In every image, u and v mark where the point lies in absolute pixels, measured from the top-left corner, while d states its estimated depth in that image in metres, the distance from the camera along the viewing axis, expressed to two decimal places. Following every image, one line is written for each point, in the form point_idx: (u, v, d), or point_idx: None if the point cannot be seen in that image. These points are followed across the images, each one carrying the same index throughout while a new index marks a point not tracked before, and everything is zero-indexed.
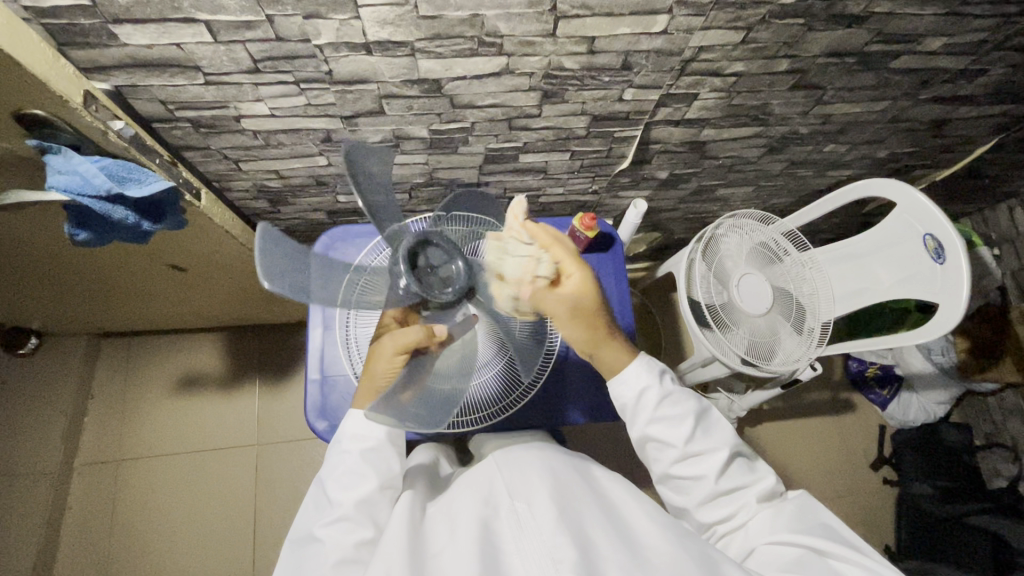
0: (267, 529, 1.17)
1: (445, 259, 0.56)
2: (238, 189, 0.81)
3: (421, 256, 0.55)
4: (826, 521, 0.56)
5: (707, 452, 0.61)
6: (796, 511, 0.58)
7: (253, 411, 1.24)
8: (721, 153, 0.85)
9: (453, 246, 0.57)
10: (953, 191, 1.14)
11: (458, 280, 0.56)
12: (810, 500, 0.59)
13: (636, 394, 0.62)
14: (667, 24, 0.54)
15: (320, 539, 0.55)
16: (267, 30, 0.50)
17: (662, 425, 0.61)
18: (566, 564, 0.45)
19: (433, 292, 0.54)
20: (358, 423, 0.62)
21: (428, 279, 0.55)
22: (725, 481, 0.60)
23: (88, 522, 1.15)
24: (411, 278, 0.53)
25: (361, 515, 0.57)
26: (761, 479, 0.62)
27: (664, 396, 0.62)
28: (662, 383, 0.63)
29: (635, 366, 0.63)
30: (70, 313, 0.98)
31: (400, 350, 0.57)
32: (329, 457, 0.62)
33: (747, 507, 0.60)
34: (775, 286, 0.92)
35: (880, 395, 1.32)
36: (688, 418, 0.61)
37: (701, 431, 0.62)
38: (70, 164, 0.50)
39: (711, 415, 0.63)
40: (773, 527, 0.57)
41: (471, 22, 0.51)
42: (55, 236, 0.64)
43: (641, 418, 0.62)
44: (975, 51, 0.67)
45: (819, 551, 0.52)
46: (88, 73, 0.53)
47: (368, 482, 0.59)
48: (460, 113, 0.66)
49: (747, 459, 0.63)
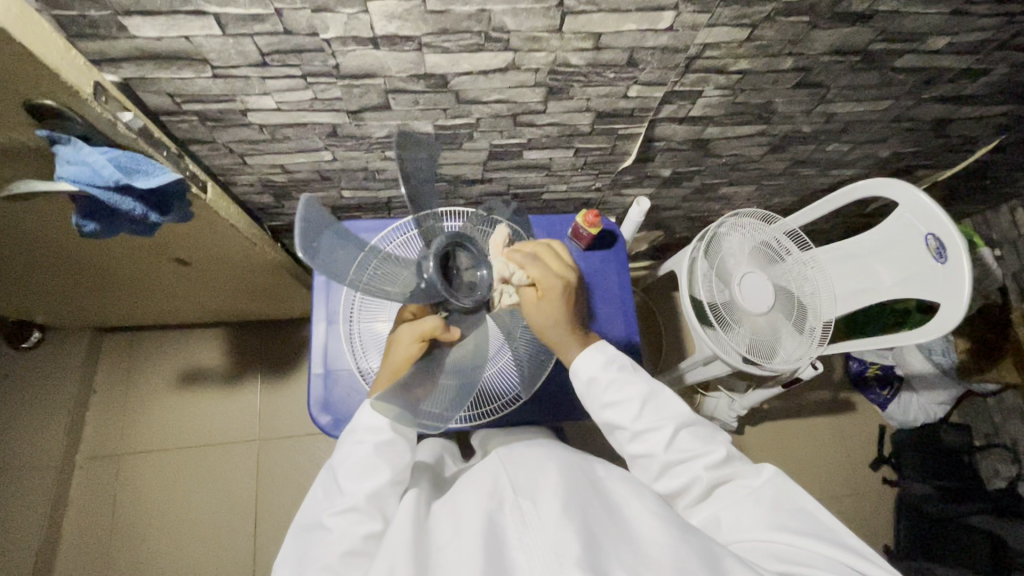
0: (269, 524, 1.17)
1: (473, 265, 0.58)
2: (243, 184, 0.81)
3: (450, 258, 0.58)
4: (805, 507, 0.55)
5: (654, 429, 0.60)
6: (771, 498, 0.56)
7: (254, 406, 1.25)
8: (724, 151, 0.86)
9: (482, 254, 0.59)
10: (955, 191, 1.15)
11: (483, 283, 0.58)
12: (786, 482, 0.58)
13: (583, 382, 0.63)
14: (673, 21, 0.55)
15: (328, 527, 0.55)
16: (276, 24, 0.50)
17: (611, 409, 0.62)
18: (569, 558, 0.45)
19: (459, 294, 0.56)
20: (373, 415, 0.63)
21: (456, 281, 0.57)
22: (675, 452, 0.60)
23: (88, 517, 1.15)
24: (438, 275, 0.55)
25: (371, 507, 0.57)
26: (714, 448, 0.61)
27: (609, 381, 0.62)
28: (608, 367, 0.63)
29: (588, 355, 0.63)
30: (74, 307, 0.98)
31: (419, 338, 0.59)
32: (342, 446, 0.62)
33: (702, 481, 0.59)
34: (776, 285, 0.92)
35: (880, 395, 1.31)
36: (634, 400, 0.61)
37: (648, 408, 0.61)
38: (80, 155, 0.50)
39: (659, 392, 0.63)
40: (752, 516, 0.56)
41: (478, 17, 0.51)
42: (62, 227, 0.64)
43: (593, 404, 0.63)
44: (978, 51, 0.67)
45: (808, 544, 0.50)
46: (98, 65, 0.54)
47: (380, 474, 0.59)
48: (465, 109, 0.66)
49: (702, 429, 0.62)
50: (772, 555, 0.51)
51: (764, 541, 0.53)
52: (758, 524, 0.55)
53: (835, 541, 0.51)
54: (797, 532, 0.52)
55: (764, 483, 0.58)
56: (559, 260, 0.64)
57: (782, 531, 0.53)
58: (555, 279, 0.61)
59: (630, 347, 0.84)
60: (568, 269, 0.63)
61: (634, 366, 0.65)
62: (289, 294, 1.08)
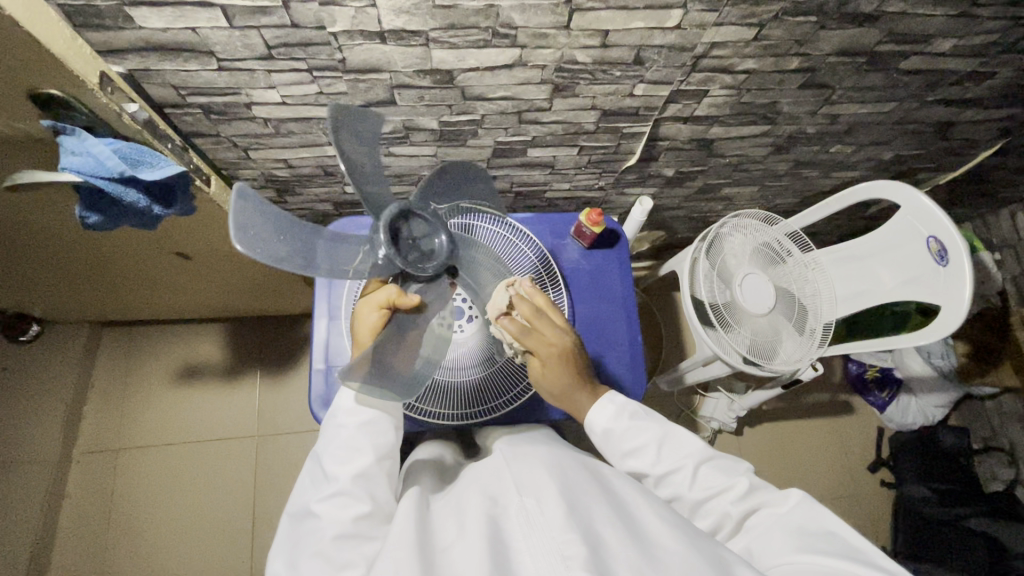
0: (268, 520, 1.17)
1: (428, 231, 0.56)
2: (246, 178, 0.81)
3: (403, 226, 0.54)
4: (834, 530, 0.53)
5: (675, 472, 0.62)
6: (800, 524, 0.55)
7: (253, 401, 1.24)
8: (728, 151, 0.86)
9: (436, 218, 0.57)
10: (958, 195, 1.15)
11: (442, 253, 0.56)
12: (813, 505, 0.56)
13: (599, 435, 0.65)
14: (681, 19, 0.55)
15: (318, 513, 0.55)
16: (282, 16, 0.50)
17: (631, 458, 0.64)
18: (576, 560, 0.45)
19: (415, 265, 0.54)
20: (353, 397, 0.63)
21: (411, 252, 0.54)
22: (699, 491, 0.61)
23: (84, 511, 1.14)
24: (393, 249, 0.52)
25: (357, 490, 0.57)
26: (737, 478, 0.61)
27: (624, 429, 0.64)
28: (621, 417, 0.65)
29: (600, 408, 0.65)
30: (74, 299, 0.98)
31: (379, 306, 0.57)
32: (324, 432, 0.62)
33: (730, 516, 0.59)
34: (778, 286, 0.92)
35: (879, 397, 1.30)
36: (650, 445, 0.63)
37: (665, 450, 0.63)
38: (84, 145, 0.50)
39: (674, 431, 0.65)
40: (780, 542, 0.55)
41: (486, 12, 0.51)
42: (65, 219, 0.64)
43: (613, 455, 0.65)
44: (983, 54, 0.67)
45: (838, 566, 0.49)
46: (104, 56, 0.53)
47: (364, 457, 0.59)
48: (470, 105, 0.66)
49: (722, 461, 0.63)
50: None
51: (793, 565, 0.52)
52: (787, 548, 0.54)
53: (864, 561, 0.49)
54: (825, 554, 0.51)
55: (790, 510, 0.57)
56: (552, 323, 0.64)
57: (809, 555, 0.52)
58: (548, 344, 0.62)
59: (632, 345, 0.84)
60: (562, 332, 0.64)
61: (645, 409, 0.66)
62: (290, 289, 1.08)
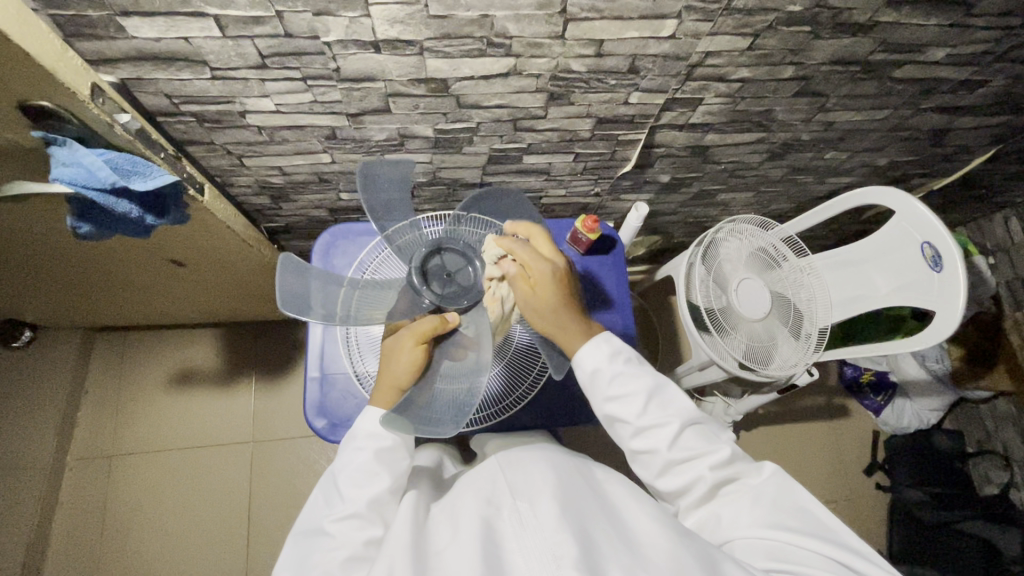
0: (262, 524, 1.17)
1: (460, 263, 0.63)
2: (241, 185, 0.81)
3: (438, 258, 0.62)
4: (804, 504, 0.56)
5: (659, 425, 0.60)
6: (772, 494, 0.57)
7: (249, 406, 1.24)
8: (724, 158, 0.86)
9: (470, 251, 0.63)
10: (953, 199, 1.15)
11: (473, 289, 0.61)
12: (786, 478, 0.58)
13: (586, 374, 0.62)
14: (675, 29, 0.55)
15: (330, 533, 0.54)
16: (276, 26, 0.50)
17: (615, 403, 0.61)
18: (567, 560, 0.45)
19: (428, 282, 0.61)
20: (376, 421, 0.61)
21: (446, 285, 0.61)
22: (678, 451, 0.59)
23: (76, 519, 1.13)
24: (418, 270, 0.61)
25: (372, 513, 0.56)
26: (719, 446, 0.60)
27: (614, 373, 0.61)
28: (615, 359, 0.62)
29: (592, 347, 0.62)
30: (66, 305, 0.97)
31: (418, 341, 0.59)
32: (342, 453, 0.61)
33: (705, 480, 0.58)
34: (774, 292, 0.93)
35: (874, 400, 1.32)
36: (639, 394, 0.60)
37: (653, 403, 0.61)
38: (75, 156, 0.49)
39: (666, 386, 0.62)
40: (750, 514, 0.57)
41: (480, 22, 0.51)
42: (56, 228, 0.63)
43: (596, 397, 0.62)
44: (977, 62, 0.68)
45: (801, 541, 0.52)
46: (95, 65, 0.53)
47: (381, 481, 0.57)
48: (466, 113, 0.66)
49: (706, 427, 0.62)
50: (772, 556, 0.52)
51: (761, 539, 0.55)
52: (756, 522, 0.56)
53: (833, 539, 0.52)
54: (796, 530, 0.53)
55: (765, 480, 0.58)
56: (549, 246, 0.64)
57: (780, 529, 0.54)
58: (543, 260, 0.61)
59: None
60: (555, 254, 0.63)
61: (641, 360, 0.63)
62: None
